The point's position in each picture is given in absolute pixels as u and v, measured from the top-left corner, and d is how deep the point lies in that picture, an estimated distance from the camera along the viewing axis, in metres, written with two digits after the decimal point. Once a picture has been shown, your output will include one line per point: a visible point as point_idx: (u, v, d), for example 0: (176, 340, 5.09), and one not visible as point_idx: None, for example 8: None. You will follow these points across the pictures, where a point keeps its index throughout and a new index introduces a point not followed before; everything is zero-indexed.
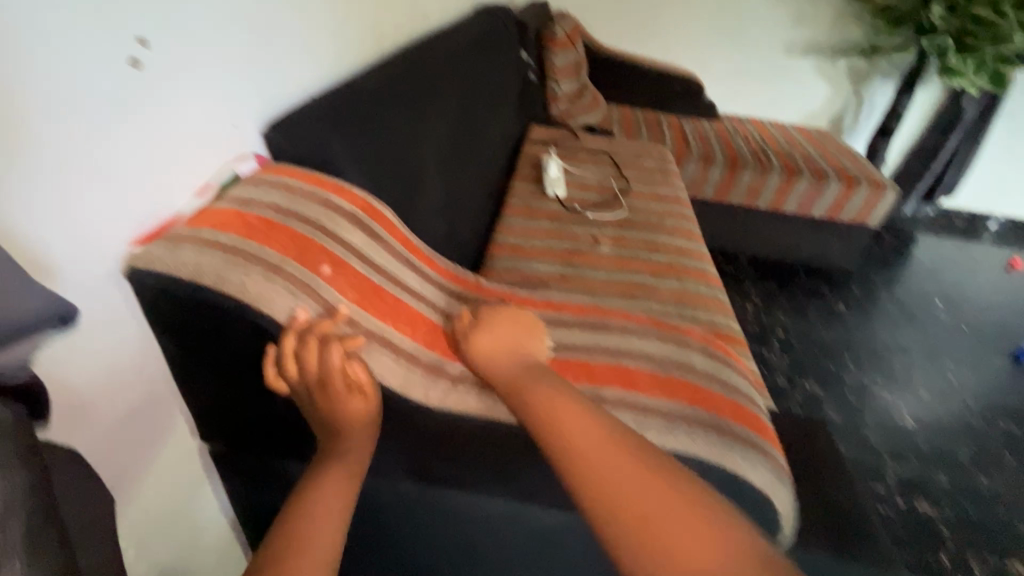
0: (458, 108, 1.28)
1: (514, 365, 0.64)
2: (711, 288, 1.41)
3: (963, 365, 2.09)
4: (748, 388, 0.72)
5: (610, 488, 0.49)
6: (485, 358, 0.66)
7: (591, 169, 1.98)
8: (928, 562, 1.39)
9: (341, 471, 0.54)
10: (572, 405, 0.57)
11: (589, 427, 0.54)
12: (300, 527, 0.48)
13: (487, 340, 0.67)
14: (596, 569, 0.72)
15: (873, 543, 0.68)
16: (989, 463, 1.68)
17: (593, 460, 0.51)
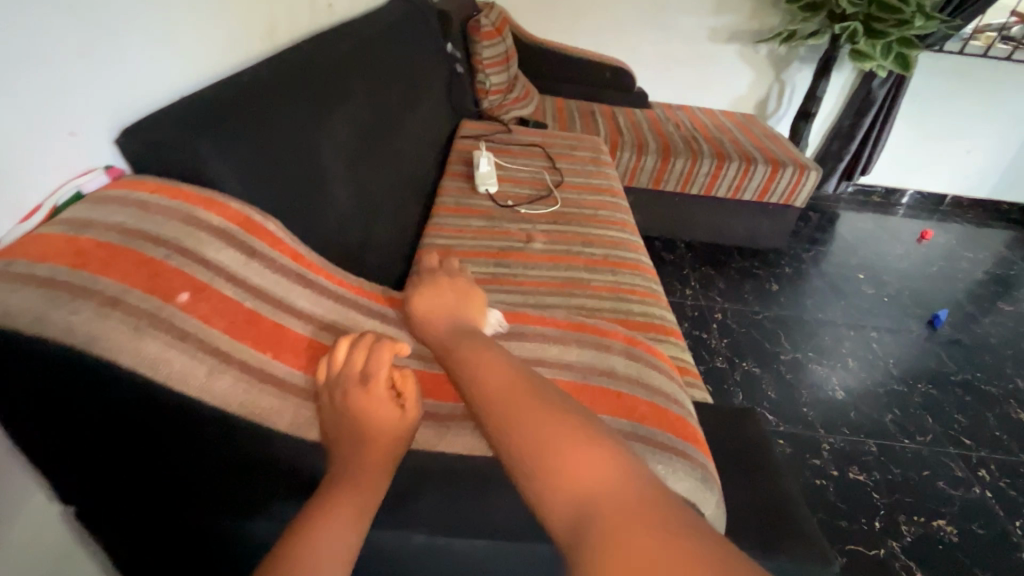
0: (371, 103, 1.19)
1: (449, 324, 0.63)
2: (645, 279, 1.40)
3: (885, 333, 2.21)
4: (671, 388, 0.69)
5: (513, 428, 0.47)
6: (424, 314, 0.65)
7: (524, 163, 1.93)
8: (866, 528, 1.44)
9: (350, 492, 0.49)
10: (473, 336, 0.60)
11: (500, 375, 0.52)
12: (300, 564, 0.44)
13: (464, 349, 0.58)
14: None
15: (809, 537, 0.66)
16: (912, 427, 1.77)
17: (504, 405, 0.49)
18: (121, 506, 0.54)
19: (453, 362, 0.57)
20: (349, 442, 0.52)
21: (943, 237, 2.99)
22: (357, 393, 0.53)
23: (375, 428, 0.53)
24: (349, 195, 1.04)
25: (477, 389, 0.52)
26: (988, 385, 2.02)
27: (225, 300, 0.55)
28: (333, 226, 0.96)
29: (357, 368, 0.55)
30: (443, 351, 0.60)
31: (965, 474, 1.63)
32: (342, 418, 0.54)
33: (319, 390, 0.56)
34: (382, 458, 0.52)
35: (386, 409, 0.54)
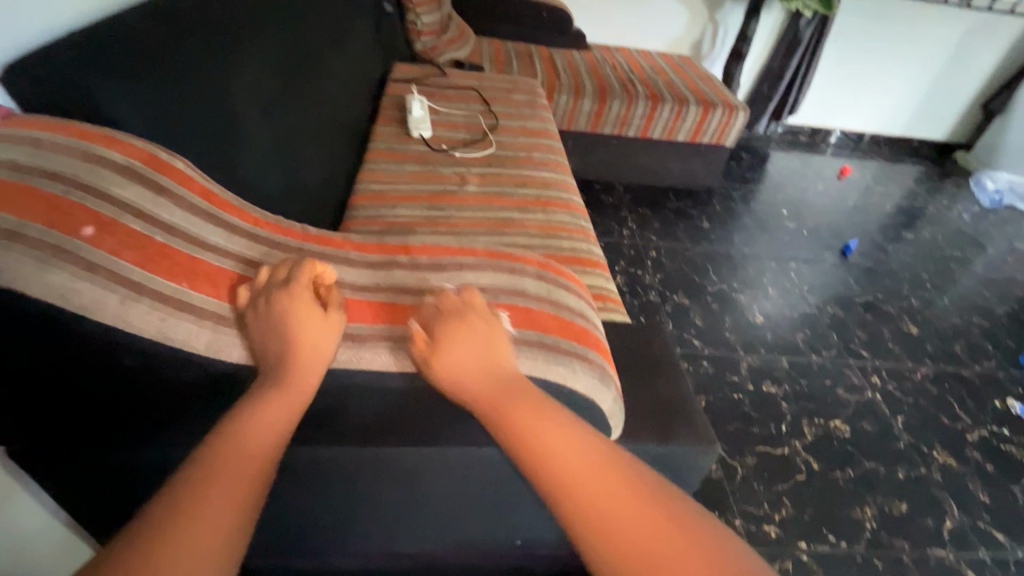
0: (287, 42, 1.14)
1: (489, 382, 0.60)
2: (575, 217, 1.47)
3: (802, 264, 2.40)
4: (579, 305, 0.76)
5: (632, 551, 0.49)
6: (453, 374, 0.61)
7: (459, 106, 1.91)
8: (774, 432, 1.62)
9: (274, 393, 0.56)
10: (524, 402, 0.59)
11: (605, 482, 0.54)
12: (230, 449, 0.52)
13: (543, 443, 0.57)
14: (452, 489, 0.76)
15: (692, 424, 0.79)
16: (819, 343, 1.98)
17: (619, 526, 0.51)
18: (76, 424, 0.61)
19: (533, 457, 0.56)
20: (280, 344, 0.58)
21: (859, 174, 3.21)
22: (280, 296, 0.58)
23: (296, 333, 0.58)
24: (267, 138, 1.02)
25: (577, 505, 0.53)
26: (887, 304, 2.25)
27: (131, 233, 0.55)
28: (251, 170, 0.95)
29: (280, 279, 0.61)
30: (509, 437, 0.58)
31: (860, 381, 1.85)
32: (266, 321, 0.58)
33: (242, 307, 0.59)
34: (303, 361, 0.58)
35: (311, 313, 0.59)
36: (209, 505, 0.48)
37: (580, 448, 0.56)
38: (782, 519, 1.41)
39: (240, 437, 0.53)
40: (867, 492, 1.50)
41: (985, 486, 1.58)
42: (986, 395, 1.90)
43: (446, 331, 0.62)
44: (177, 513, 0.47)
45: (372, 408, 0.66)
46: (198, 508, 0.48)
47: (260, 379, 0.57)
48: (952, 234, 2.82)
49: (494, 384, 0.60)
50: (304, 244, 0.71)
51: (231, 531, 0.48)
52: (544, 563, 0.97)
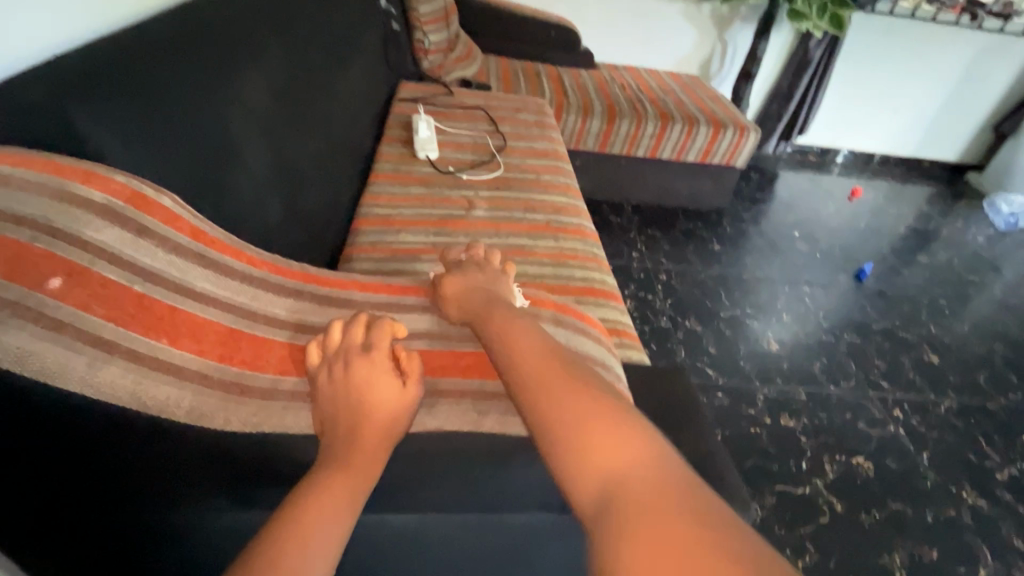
0: (289, 65, 1.10)
1: (483, 296, 0.69)
2: (587, 243, 1.41)
3: (816, 288, 2.33)
4: (601, 355, 0.70)
5: (550, 408, 0.49)
6: (454, 288, 0.71)
7: (466, 127, 1.87)
8: (794, 469, 1.55)
9: (343, 475, 0.50)
10: (505, 308, 0.66)
11: (534, 349, 0.56)
12: (295, 543, 0.44)
13: (507, 331, 0.60)
14: (460, 567, 0.66)
15: (722, 483, 0.73)
16: (837, 373, 1.90)
17: (542, 385, 0.51)
18: (42, 523, 0.50)
19: (501, 356, 0.57)
20: (349, 416, 0.55)
21: (872, 195, 3.16)
22: (359, 360, 0.57)
23: (374, 402, 0.55)
24: (268, 165, 0.98)
25: (522, 370, 0.54)
26: (905, 331, 2.18)
27: (109, 285, 0.51)
28: (250, 201, 0.91)
29: (358, 342, 0.60)
30: (487, 335, 0.61)
31: (882, 414, 1.77)
32: (343, 388, 0.56)
33: (312, 370, 0.59)
34: (378, 435, 0.54)
35: (387, 380, 0.57)
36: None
37: (540, 338, 0.58)
38: (807, 566, 1.33)
39: (297, 537, 0.44)
40: (895, 536, 1.42)
41: (1018, 530, 1.49)
42: (1013, 429, 1.82)
43: (460, 274, 0.74)
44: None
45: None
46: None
47: (319, 462, 0.51)
48: (968, 258, 2.75)
49: (485, 301, 0.67)
50: (303, 285, 0.68)
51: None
52: None
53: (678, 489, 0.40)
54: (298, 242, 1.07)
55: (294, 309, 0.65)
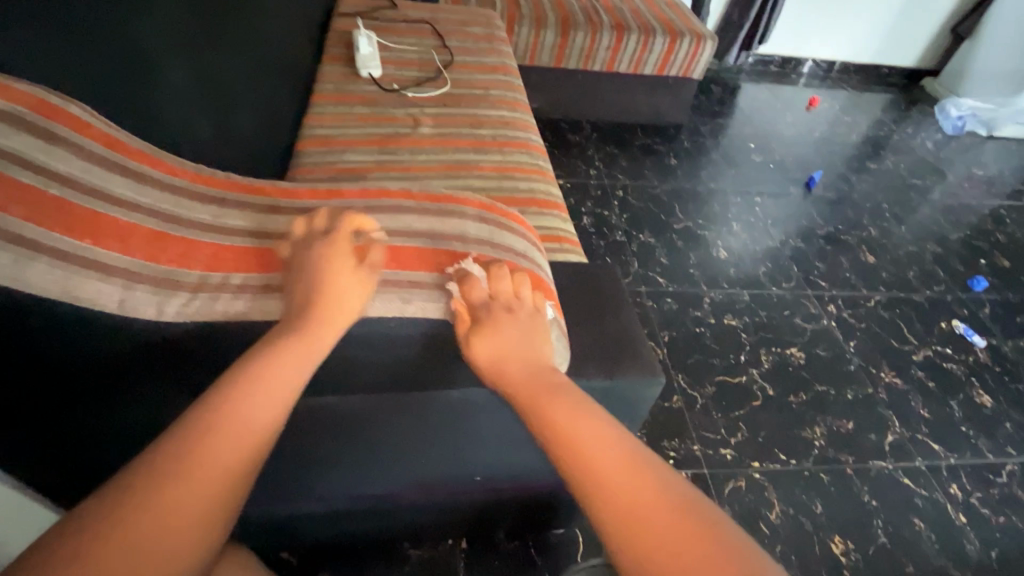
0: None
1: (526, 372, 0.65)
2: (533, 156, 1.43)
3: (767, 198, 2.40)
4: (523, 246, 0.78)
5: (640, 537, 0.49)
6: (492, 358, 0.66)
7: (411, 42, 1.80)
8: (733, 362, 1.69)
9: (299, 342, 0.59)
10: (558, 389, 0.63)
11: (607, 455, 0.55)
12: (249, 394, 0.55)
13: (569, 422, 0.58)
14: (402, 428, 0.79)
15: (640, 359, 0.83)
16: (780, 275, 2.03)
17: (628, 511, 0.51)
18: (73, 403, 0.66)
19: (569, 459, 0.56)
20: (308, 295, 0.62)
21: (828, 104, 3.18)
22: (321, 248, 0.65)
23: (335, 279, 0.63)
24: (192, 79, 0.96)
25: (621, 521, 0.51)
26: (847, 235, 2.30)
27: (22, 187, 0.53)
28: (171, 119, 0.91)
29: (320, 229, 0.68)
30: (544, 425, 0.59)
31: (817, 310, 1.92)
32: (306, 268, 0.64)
33: (284, 263, 0.65)
34: (333, 315, 0.61)
35: (345, 262, 0.65)
36: (221, 449, 0.52)
37: (622, 456, 0.55)
38: (738, 443, 1.49)
39: (254, 392, 0.55)
40: (817, 413, 1.59)
41: (925, 402, 1.69)
42: (933, 317, 1.99)
43: (508, 320, 0.69)
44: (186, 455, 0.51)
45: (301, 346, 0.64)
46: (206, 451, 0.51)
47: (281, 328, 0.60)
48: (914, 163, 2.85)
49: (539, 379, 0.64)
50: (226, 193, 0.69)
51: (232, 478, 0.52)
52: (503, 498, 1.00)
53: None
54: (232, 160, 1.07)
55: (219, 214, 0.67)
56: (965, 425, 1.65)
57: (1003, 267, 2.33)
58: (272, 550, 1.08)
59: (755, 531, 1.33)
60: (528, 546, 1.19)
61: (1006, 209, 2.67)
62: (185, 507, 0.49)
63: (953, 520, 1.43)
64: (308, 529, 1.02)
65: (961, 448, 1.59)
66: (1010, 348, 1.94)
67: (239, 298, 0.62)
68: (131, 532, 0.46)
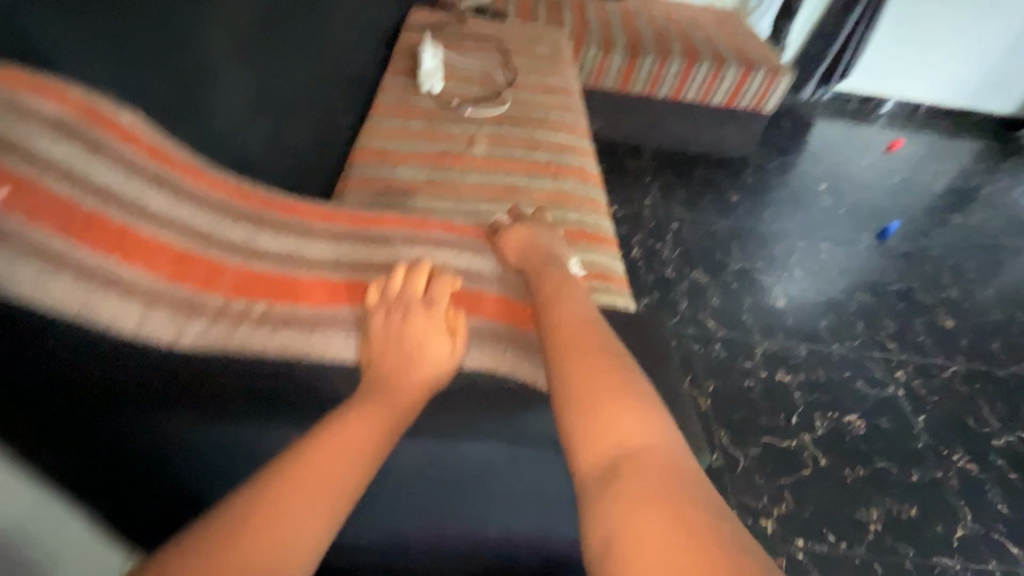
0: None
1: (539, 253, 0.87)
2: (587, 186, 1.37)
3: (835, 246, 2.24)
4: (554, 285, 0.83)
5: (579, 372, 0.56)
6: (515, 238, 0.91)
7: (475, 59, 1.79)
8: (782, 423, 1.55)
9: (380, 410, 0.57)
10: (557, 265, 0.83)
11: (580, 321, 0.64)
12: (342, 436, 0.54)
13: (560, 301, 0.69)
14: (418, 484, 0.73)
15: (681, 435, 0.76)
16: (843, 332, 1.87)
17: (578, 355, 0.58)
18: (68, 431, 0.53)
19: (549, 314, 0.67)
20: (395, 363, 0.62)
21: (911, 149, 2.96)
22: (418, 314, 0.67)
23: (422, 358, 0.63)
24: (253, 93, 0.97)
25: (561, 342, 0.61)
26: (924, 295, 2.10)
27: (59, 199, 0.54)
28: (225, 132, 0.91)
29: (419, 293, 0.69)
30: (542, 292, 0.73)
31: (882, 374, 1.75)
32: (395, 333, 0.65)
33: (372, 307, 0.69)
34: (413, 382, 0.61)
35: (439, 339, 0.66)
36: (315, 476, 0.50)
37: (587, 316, 0.66)
38: (781, 514, 1.36)
39: (348, 433, 0.54)
40: (875, 493, 1.43)
41: (1004, 495, 1.49)
42: (1020, 399, 1.78)
43: (522, 225, 0.93)
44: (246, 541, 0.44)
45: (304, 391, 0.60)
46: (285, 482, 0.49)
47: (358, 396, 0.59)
48: (1006, 221, 2.59)
49: (549, 269, 0.80)
50: (263, 211, 0.75)
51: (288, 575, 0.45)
52: (516, 554, 0.93)
53: (683, 480, 0.46)
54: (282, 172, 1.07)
55: (250, 235, 0.72)
56: None
57: None
58: None
59: None
60: None
61: None
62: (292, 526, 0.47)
63: None
64: None
65: None
66: None
67: (260, 328, 0.65)
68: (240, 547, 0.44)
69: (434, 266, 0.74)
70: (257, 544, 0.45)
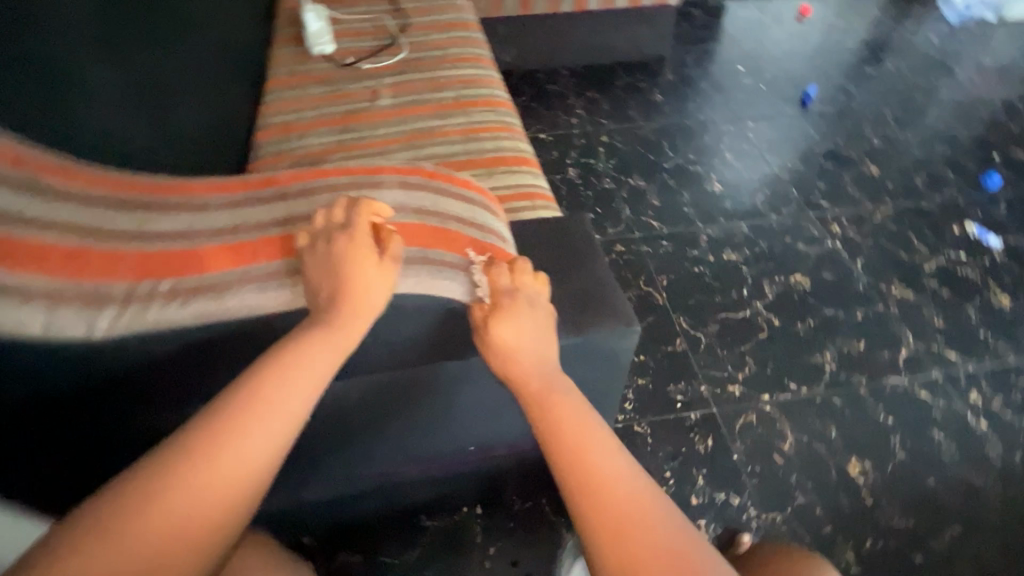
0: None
1: (540, 363, 0.69)
2: (499, 114, 1.36)
3: (760, 122, 2.29)
4: (466, 212, 0.76)
5: (629, 561, 0.56)
6: (503, 340, 0.69)
7: (363, 10, 1.71)
8: (735, 297, 1.64)
9: (323, 346, 0.63)
10: (567, 388, 0.68)
11: (610, 480, 0.61)
12: (262, 411, 0.59)
13: (578, 443, 0.63)
14: (376, 404, 0.80)
15: (614, 309, 0.82)
16: (779, 202, 1.95)
17: (619, 534, 0.58)
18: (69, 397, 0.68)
19: (571, 470, 0.62)
20: (332, 290, 0.65)
21: (820, 11, 2.98)
22: (343, 239, 0.65)
23: (356, 278, 0.64)
24: (118, 83, 0.99)
25: (597, 519, 0.59)
26: (848, 149, 2.19)
27: None
28: (94, 126, 0.92)
29: (338, 223, 0.67)
30: (551, 431, 0.64)
31: (819, 232, 1.85)
32: (326, 262, 0.65)
33: (302, 250, 0.66)
34: (353, 315, 0.64)
35: (367, 258, 0.66)
36: (226, 455, 0.57)
37: (619, 471, 0.62)
38: (746, 377, 1.47)
39: (267, 406, 0.60)
40: (827, 337, 1.55)
41: (940, 312, 1.63)
42: (945, 224, 1.90)
43: (517, 304, 0.70)
44: (176, 482, 0.56)
45: (246, 335, 0.67)
46: (196, 463, 0.57)
47: (306, 327, 0.64)
48: (917, 62, 2.67)
49: (550, 378, 0.68)
50: (148, 197, 0.68)
51: (216, 502, 0.57)
52: (503, 463, 1.03)
53: None
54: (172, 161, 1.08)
55: (140, 223, 0.65)
56: (984, 331, 1.59)
57: (1019, 159, 2.20)
58: (295, 535, 1.09)
59: (768, 462, 1.32)
60: (544, 506, 1.20)
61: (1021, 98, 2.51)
62: (190, 509, 0.56)
63: (974, 428, 1.40)
64: (306, 511, 1.03)
65: (980, 354, 1.54)
66: None
67: (171, 304, 0.62)
68: (141, 523, 0.54)
69: (346, 195, 0.71)
70: (160, 519, 0.54)
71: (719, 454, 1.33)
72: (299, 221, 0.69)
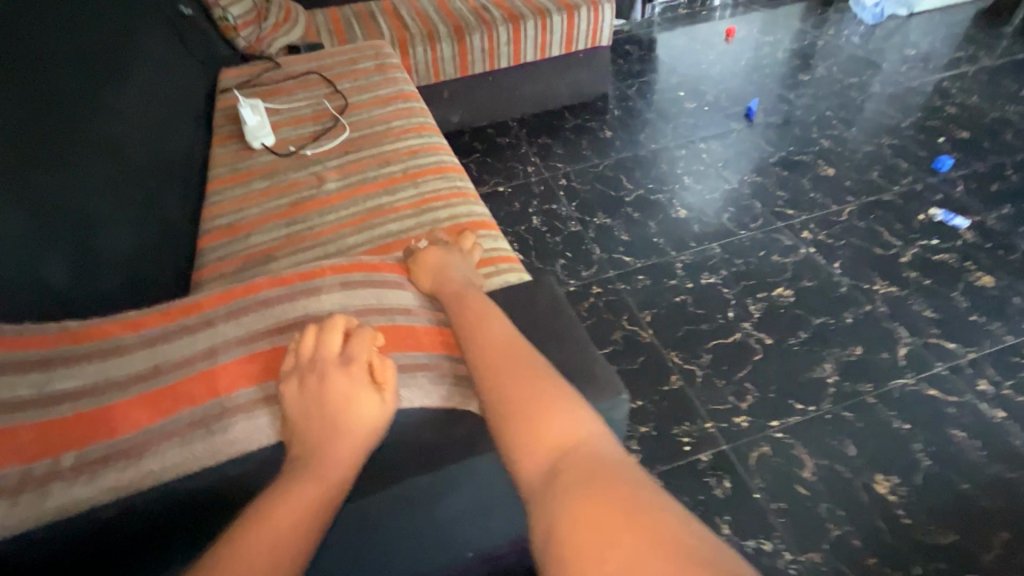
0: (37, 92, 1.01)
1: (450, 277, 0.75)
2: (450, 180, 1.34)
3: (712, 142, 2.32)
4: (413, 301, 0.73)
5: (503, 384, 0.58)
6: (423, 261, 0.78)
7: (301, 97, 1.70)
8: (723, 322, 1.59)
9: (313, 482, 0.53)
10: (472, 290, 0.73)
11: (496, 334, 0.65)
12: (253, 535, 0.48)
13: (479, 319, 0.67)
14: (351, 543, 0.70)
15: (598, 378, 0.75)
16: (746, 217, 1.94)
17: (497, 365, 0.60)
18: None
19: (462, 328, 0.67)
20: (325, 425, 0.56)
21: (746, 29, 3.10)
22: (336, 372, 0.59)
23: (353, 416, 0.57)
24: (48, 214, 0.94)
25: (480, 356, 0.62)
26: (800, 155, 2.22)
27: None
28: (11, 270, 0.84)
29: (334, 351, 0.60)
30: (454, 313, 0.69)
31: (792, 241, 1.83)
32: (312, 403, 0.57)
33: (284, 376, 0.60)
34: (345, 453, 0.56)
35: (365, 394, 0.59)
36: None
37: (507, 332, 0.65)
38: (750, 405, 1.39)
39: (263, 532, 0.49)
40: (823, 348, 1.50)
41: (928, 302, 1.60)
42: (910, 212, 1.91)
43: (438, 250, 0.81)
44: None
45: (192, 505, 0.56)
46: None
47: (289, 472, 0.54)
48: (845, 63, 2.78)
49: (461, 283, 0.74)
50: (53, 350, 0.61)
51: None
52: (509, 560, 0.93)
53: (612, 461, 0.48)
54: (103, 292, 1.00)
55: (42, 381, 0.58)
56: (976, 314, 1.56)
57: (962, 138, 2.26)
58: None
59: (793, 496, 1.24)
60: None
61: (949, 80, 2.61)
62: None
63: (992, 419, 1.34)
64: None
65: (978, 339, 1.51)
66: (995, 220, 1.86)
67: (77, 482, 0.53)
68: None
69: (350, 319, 0.65)
70: None
71: (740, 496, 1.24)
72: (288, 339, 0.63)
